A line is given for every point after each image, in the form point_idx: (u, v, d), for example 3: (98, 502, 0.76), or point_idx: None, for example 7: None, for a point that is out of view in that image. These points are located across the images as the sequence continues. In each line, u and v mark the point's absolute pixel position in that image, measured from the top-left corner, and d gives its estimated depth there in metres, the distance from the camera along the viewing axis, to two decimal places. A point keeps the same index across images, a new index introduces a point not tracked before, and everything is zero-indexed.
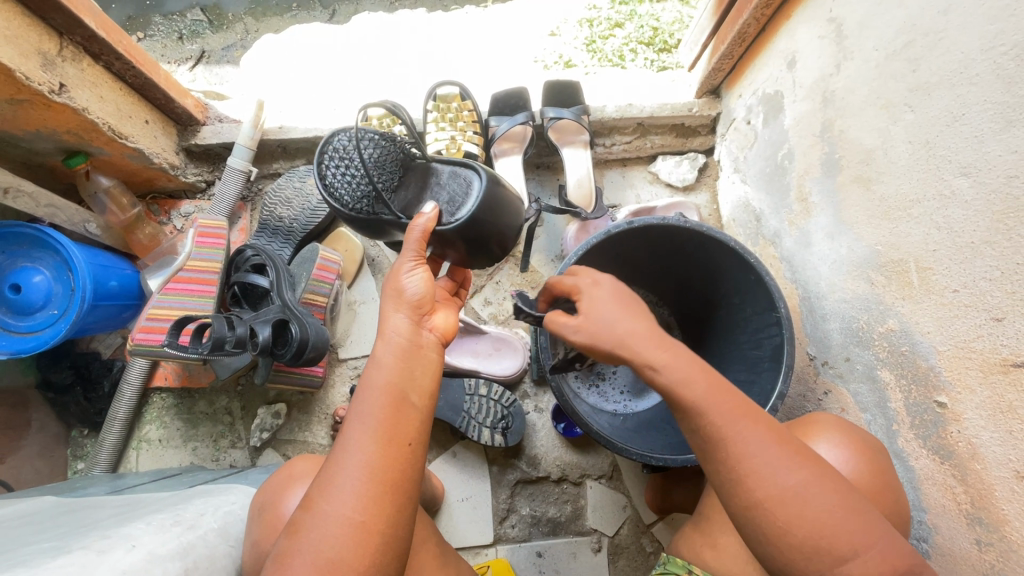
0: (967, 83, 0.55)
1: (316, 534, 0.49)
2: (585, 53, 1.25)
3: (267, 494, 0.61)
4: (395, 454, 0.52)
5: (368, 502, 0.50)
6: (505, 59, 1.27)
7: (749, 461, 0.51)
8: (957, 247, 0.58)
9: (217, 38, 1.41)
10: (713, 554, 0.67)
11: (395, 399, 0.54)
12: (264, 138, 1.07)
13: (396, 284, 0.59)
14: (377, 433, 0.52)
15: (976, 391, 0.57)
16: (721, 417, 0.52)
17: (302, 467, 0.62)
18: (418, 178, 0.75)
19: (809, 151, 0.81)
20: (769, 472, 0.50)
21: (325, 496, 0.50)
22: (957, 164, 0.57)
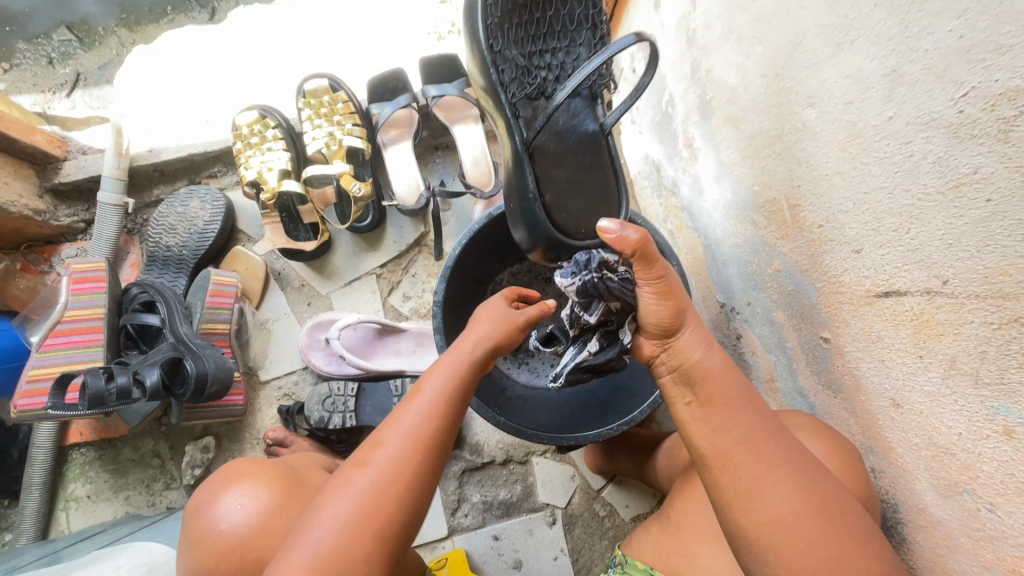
0: (799, 7, 0.51)
1: (352, 504, 0.49)
2: None
3: (203, 497, 0.63)
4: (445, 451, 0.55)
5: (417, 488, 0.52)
6: (394, 36, 1.20)
7: (771, 471, 0.46)
8: (816, 181, 0.56)
9: (91, 57, 1.27)
10: (687, 566, 0.61)
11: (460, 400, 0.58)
12: (133, 165, 1.00)
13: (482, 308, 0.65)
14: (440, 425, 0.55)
15: (851, 324, 0.56)
16: (753, 420, 0.49)
17: (240, 470, 0.63)
18: (571, 111, 0.64)
19: (686, 96, 0.78)
20: (782, 486, 0.46)
21: (364, 470, 0.51)
22: (804, 95, 0.54)
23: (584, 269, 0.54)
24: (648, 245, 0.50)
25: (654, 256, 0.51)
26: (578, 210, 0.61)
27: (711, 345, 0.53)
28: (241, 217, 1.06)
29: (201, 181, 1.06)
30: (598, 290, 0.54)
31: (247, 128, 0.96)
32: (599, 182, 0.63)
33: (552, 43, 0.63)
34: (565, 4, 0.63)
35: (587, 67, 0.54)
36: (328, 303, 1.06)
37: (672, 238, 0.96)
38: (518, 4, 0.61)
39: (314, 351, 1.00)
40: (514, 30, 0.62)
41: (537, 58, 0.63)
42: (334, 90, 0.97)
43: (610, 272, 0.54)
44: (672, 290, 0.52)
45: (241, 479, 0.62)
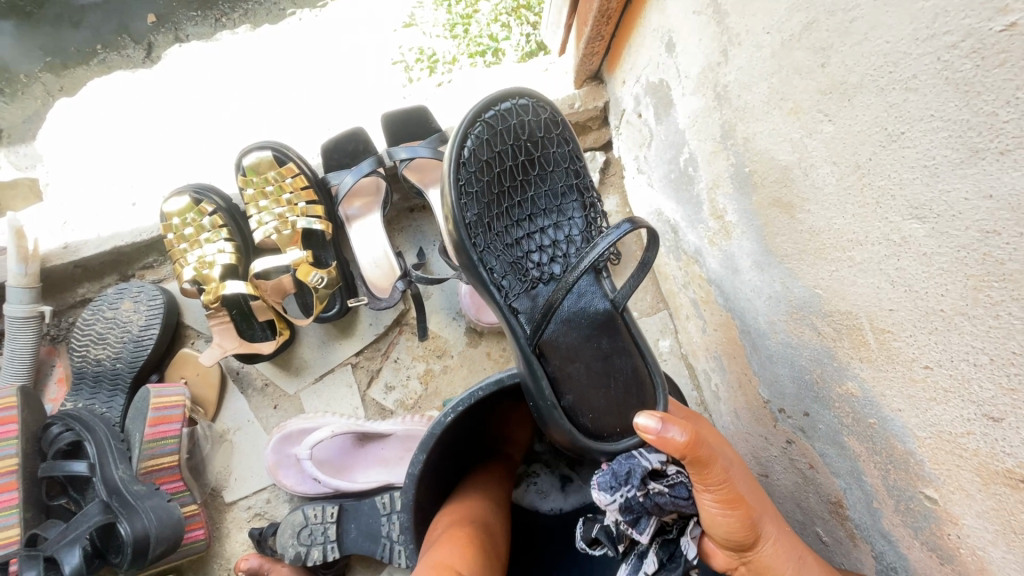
0: (900, 88, 0.36)
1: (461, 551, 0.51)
2: (449, 41, 1.09)
3: None
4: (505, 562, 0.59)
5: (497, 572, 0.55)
6: (356, 61, 1.10)
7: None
8: (922, 313, 0.41)
9: (14, 109, 1.18)
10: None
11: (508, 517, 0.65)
12: (46, 266, 0.83)
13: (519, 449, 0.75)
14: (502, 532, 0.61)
15: (975, 498, 0.42)
16: None
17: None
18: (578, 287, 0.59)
19: (713, 160, 0.63)
20: None
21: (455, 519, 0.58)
22: (905, 202, 0.39)
23: (624, 484, 0.44)
24: (696, 449, 0.38)
25: (712, 459, 0.40)
26: (603, 403, 0.55)
27: (805, 558, 0.41)
28: (187, 311, 0.90)
29: (134, 274, 0.89)
30: (646, 508, 0.45)
31: (179, 218, 0.80)
32: (623, 368, 0.56)
33: (538, 224, 0.64)
34: (545, 182, 0.66)
35: (585, 254, 0.51)
36: (298, 404, 0.91)
37: (697, 308, 0.82)
38: (498, 195, 0.63)
39: (283, 471, 0.86)
40: (499, 220, 0.63)
41: (525, 242, 0.63)
42: (280, 163, 0.81)
43: (657, 485, 0.45)
44: (736, 495, 0.41)
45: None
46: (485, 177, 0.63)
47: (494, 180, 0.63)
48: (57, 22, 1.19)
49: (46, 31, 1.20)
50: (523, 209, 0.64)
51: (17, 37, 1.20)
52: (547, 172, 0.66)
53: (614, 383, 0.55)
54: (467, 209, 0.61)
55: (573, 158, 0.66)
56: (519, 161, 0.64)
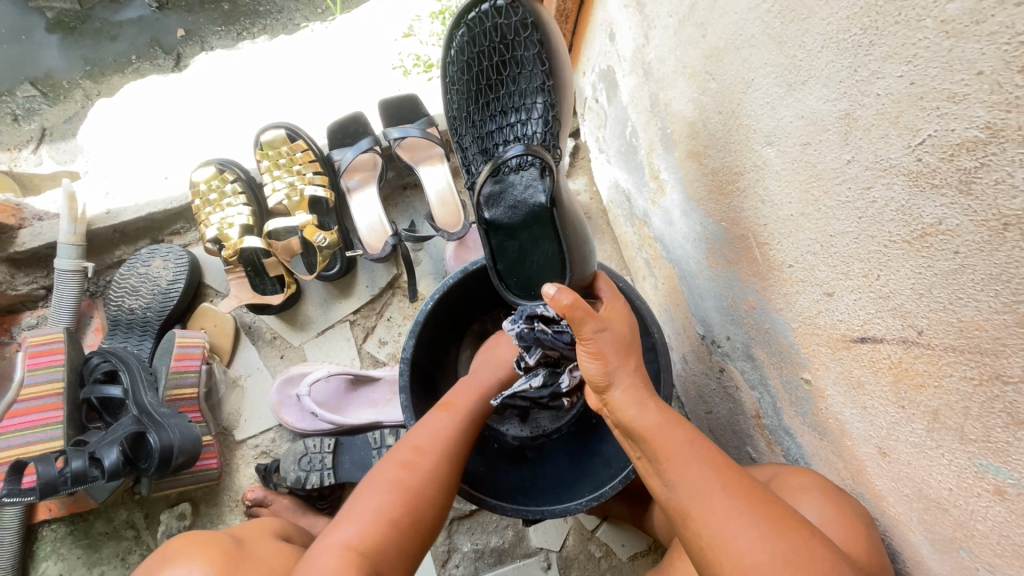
0: (747, 46, 0.49)
1: (364, 524, 0.55)
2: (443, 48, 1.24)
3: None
4: (446, 493, 0.61)
5: (416, 518, 0.57)
6: (361, 69, 1.25)
7: (730, 523, 0.46)
8: (782, 220, 0.53)
9: (57, 112, 1.32)
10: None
11: (462, 444, 0.64)
12: (91, 228, 0.97)
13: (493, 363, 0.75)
14: (444, 465, 0.61)
15: (830, 367, 0.53)
16: (702, 475, 0.50)
17: (174, 547, 0.59)
18: (523, 174, 0.65)
19: (647, 128, 0.76)
20: (744, 538, 0.45)
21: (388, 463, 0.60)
22: (761, 133, 0.52)
23: (521, 318, 0.68)
24: (573, 311, 0.54)
25: (585, 318, 0.55)
26: (534, 269, 0.68)
27: (645, 402, 0.56)
28: (208, 273, 1.04)
29: (164, 239, 1.03)
30: (533, 339, 0.68)
31: (205, 184, 0.94)
32: (546, 252, 0.66)
33: (506, 117, 0.69)
34: (516, 81, 0.68)
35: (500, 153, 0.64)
36: (302, 354, 1.03)
37: (650, 266, 0.94)
38: (473, 90, 0.70)
39: (285, 408, 0.98)
40: (472, 112, 0.70)
41: (492, 132, 0.69)
42: (293, 140, 0.95)
43: (542, 326, 0.67)
44: (600, 351, 0.56)
45: (170, 563, 0.57)
46: (465, 76, 0.70)
47: (472, 79, 0.70)
48: (97, 35, 1.35)
49: (87, 43, 1.35)
50: (493, 103, 0.70)
51: (63, 47, 1.35)
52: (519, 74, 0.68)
53: (534, 261, 0.67)
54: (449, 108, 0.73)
55: (543, 62, 0.67)
56: (494, 60, 0.68)
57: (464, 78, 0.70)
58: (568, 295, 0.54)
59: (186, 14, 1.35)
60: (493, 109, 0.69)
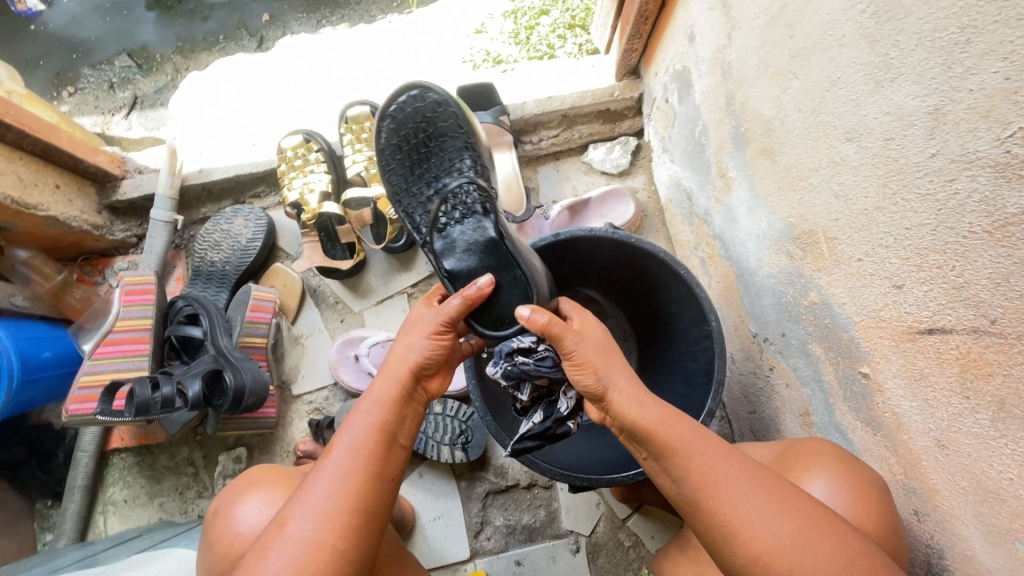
0: (837, 45, 0.52)
1: (287, 551, 0.54)
2: (513, 47, 1.29)
3: (222, 502, 0.71)
4: (374, 489, 0.58)
5: (339, 527, 0.56)
6: (434, 60, 1.32)
7: (742, 506, 0.50)
8: (855, 215, 0.55)
9: (148, 82, 1.43)
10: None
11: (384, 436, 0.61)
12: (184, 185, 1.06)
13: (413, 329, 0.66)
14: (362, 463, 0.58)
15: (892, 360, 0.55)
16: (707, 464, 0.53)
17: (259, 475, 0.72)
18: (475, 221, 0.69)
19: (719, 126, 0.79)
20: (754, 521, 0.49)
21: (298, 518, 0.56)
22: (842, 130, 0.54)
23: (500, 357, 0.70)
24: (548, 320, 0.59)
25: (563, 335, 0.57)
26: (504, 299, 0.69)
27: (644, 400, 0.56)
28: (282, 236, 1.11)
29: (245, 200, 1.11)
30: (519, 374, 0.70)
31: (292, 151, 1.01)
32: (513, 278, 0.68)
33: (426, 183, 0.71)
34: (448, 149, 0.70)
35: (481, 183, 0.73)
36: (360, 321, 1.09)
37: (705, 264, 0.96)
38: (411, 156, 0.71)
39: (343, 367, 1.04)
40: (401, 178, 0.71)
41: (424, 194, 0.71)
42: (375, 117, 1.01)
43: (523, 358, 0.69)
44: (587, 361, 0.57)
45: (256, 487, 0.69)
46: (398, 142, 0.71)
47: (403, 145, 0.71)
48: (190, 16, 1.45)
49: (180, 22, 1.45)
50: (410, 171, 0.71)
51: (158, 24, 1.45)
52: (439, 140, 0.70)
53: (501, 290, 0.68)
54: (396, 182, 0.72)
55: (460, 123, 0.69)
56: (422, 133, 0.70)
57: (391, 140, 0.71)
58: (544, 316, 0.57)
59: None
60: (402, 178, 0.71)
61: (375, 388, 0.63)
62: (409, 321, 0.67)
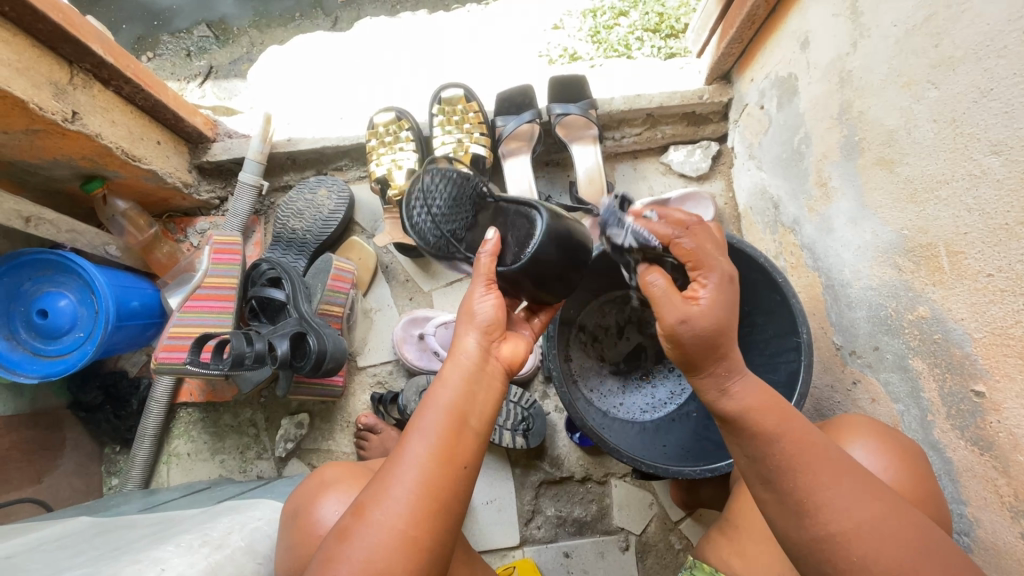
0: (994, 56, 0.52)
1: (365, 543, 0.49)
2: (590, 44, 1.21)
3: (301, 500, 0.62)
4: (450, 474, 0.53)
5: (418, 516, 0.50)
6: (509, 53, 1.24)
7: (821, 494, 0.50)
8: (991, 229, 0.55)
9: (224, 53, 1.44)
10: (743, 565, 0.65)
11: (458, 418, 0.54)
12: (273, 151, 1.08)
13: (469, 305, 0.60)
14: (437, 447, 0.53)
15: (1016, 379, 0.54)
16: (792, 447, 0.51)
17: (335, 475, 0.63)
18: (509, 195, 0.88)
19: (827, 134, 0.78)
20: (834, 508, 0.49)
21: (377, 504, 0.51)
22: (987, 142, 0.54)
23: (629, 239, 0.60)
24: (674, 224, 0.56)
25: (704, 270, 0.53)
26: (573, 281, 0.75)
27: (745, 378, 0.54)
28: (359, 210, 1.13)
29: (327, 172, 1.14)
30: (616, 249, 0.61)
31: (383, 127, 1.03)
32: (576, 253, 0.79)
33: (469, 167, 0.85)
34: None
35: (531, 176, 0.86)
36: (429, 300, 1.10)
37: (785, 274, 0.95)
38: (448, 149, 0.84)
39: (407, 345, 1.05)
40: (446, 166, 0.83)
41: None
42: (468, 100, 1.04)
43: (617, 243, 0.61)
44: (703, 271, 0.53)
45: (335, 484, 0.62)
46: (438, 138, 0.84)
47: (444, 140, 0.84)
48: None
49: None
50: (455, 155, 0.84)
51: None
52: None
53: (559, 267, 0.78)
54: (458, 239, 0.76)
55: None
56: None
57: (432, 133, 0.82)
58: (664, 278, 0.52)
59: None
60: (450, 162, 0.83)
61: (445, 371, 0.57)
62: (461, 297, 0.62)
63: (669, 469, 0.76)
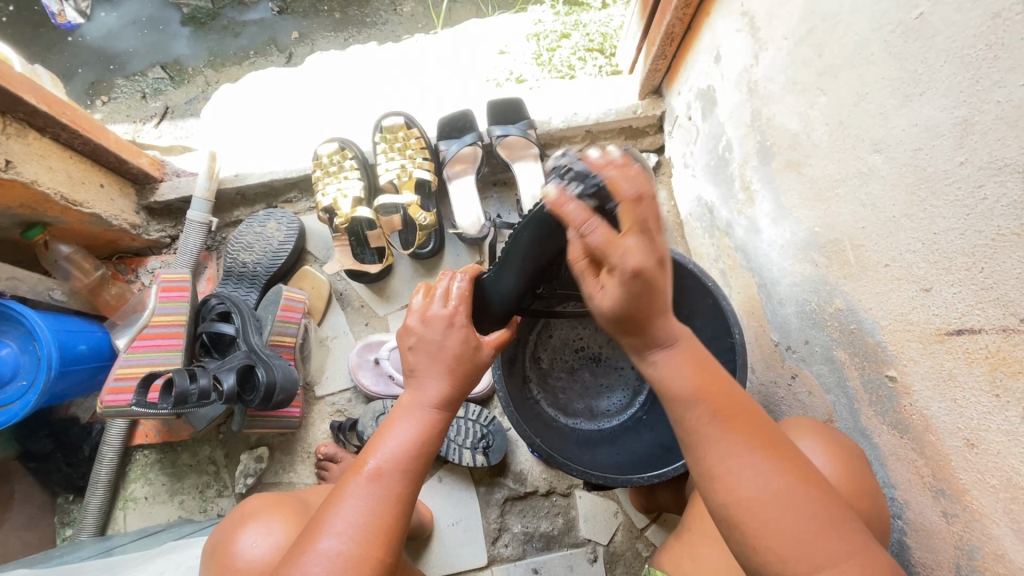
0: (865, 62, 0.56)
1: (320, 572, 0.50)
2: (535, 67, 1.25)
3: (219, 537, 0.62)
4: (404, 508, 0.55)
5: (376, 546, 0.52)
6: (456, 78, 1.28)
7: (733, 457, 0.48)
8: (882, 223, 0.58)
9: (180, 93, 1.46)
10: (694, 567, 0.63)
11: (421, 458, 0.57)
12: (221, 188, 1.09)
13: (459, 359, 0.58)
14: (401, 484, 0.55)
15: (919, 362, 0.57)
16: (722, 405, 0.50)
17: (254, 508, 0.63)
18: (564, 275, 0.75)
19: (745, 141, 0.82)
20: (742, 474, 0.47)
21: (331, 533, 0.52)
22: (870, 142, 0.57)
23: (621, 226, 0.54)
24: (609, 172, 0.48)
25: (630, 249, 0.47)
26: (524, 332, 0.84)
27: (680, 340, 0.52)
28: (311, 240, 1.14)
29: (277, 205, 1.15)
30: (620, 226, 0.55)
31: (328, 158, 1.06)
32: None
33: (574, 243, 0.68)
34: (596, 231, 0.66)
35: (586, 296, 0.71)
36: (384, 325, 1.11)
37: (725, 278, 0.98)
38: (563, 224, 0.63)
39: (363, 371, 1.05)
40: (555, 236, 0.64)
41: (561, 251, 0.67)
42: (409, 128, 1.07)
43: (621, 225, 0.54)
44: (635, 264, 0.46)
45: (257, 517, 0.61)
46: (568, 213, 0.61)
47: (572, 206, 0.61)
48: (222, 31, 1.48)
49: (214, 37, 1.48)
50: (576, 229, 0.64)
51: (192, 39, 1.48)
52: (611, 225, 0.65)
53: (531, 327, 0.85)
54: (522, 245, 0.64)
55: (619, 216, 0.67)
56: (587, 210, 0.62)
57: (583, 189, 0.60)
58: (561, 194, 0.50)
59: (301, 18, 1.47)
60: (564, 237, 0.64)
61: (412, 410, 0.57)
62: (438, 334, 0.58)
63: (620, 478, 0.76)
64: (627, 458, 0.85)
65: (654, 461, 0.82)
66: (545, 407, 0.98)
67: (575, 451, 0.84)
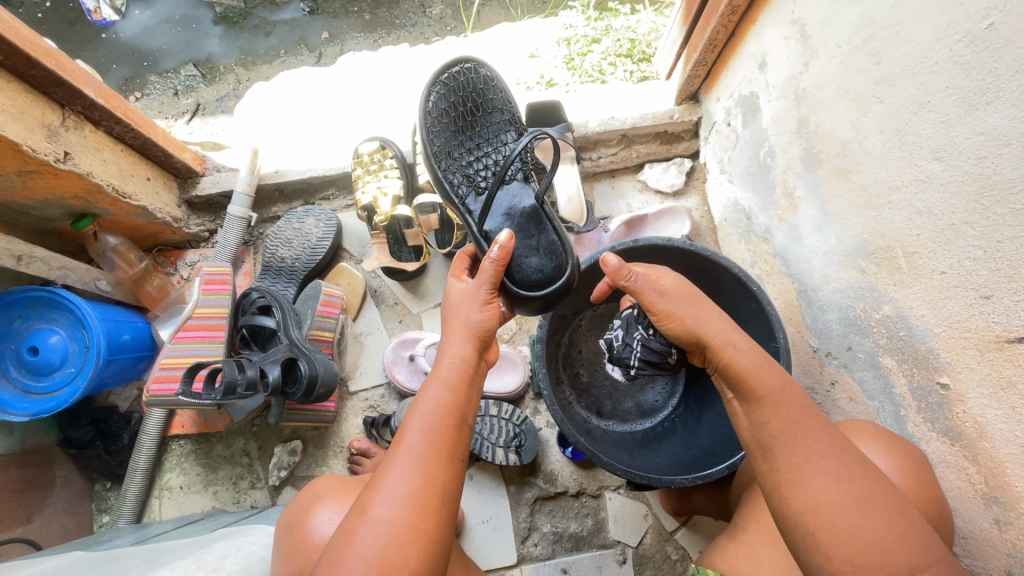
0: (927, 71, 0.57)
1: (372, 538, 0.51)
2: (566, 71, 1.26)
3: (296, 511, 0.65)
4: (450, 469, 0.56)
5: (422, 510, 0.53)
6: None
7: (809, 464, 0.51)
8: (939, 230, 0.58)
9: (211, 90, 1.48)
10: (751, 567, 0.63)
11: (455, 417, 0.58)
12: (261, 183, 1.11)
13: (468, 315, 0.64)
14: (436, 443, 0.56)
15: (976, 369, 0.57)
16: (791, 414, 0.54)
17: (326, 486, 0.66)
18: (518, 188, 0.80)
19: (789, 147, 0.83)
20: (821, 477, 0.50)
21: (378, 501, 0.53)
22: (930, 150, 0.58)
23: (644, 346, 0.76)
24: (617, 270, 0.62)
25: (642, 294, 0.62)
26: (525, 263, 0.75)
27: (739, 346, 0.58)
28: (347, 237, 1.16)
29: (314, 202, 1.17)
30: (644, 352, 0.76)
31: (368, 156, 1.08)
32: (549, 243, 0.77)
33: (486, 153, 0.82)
34: (489, 119, 0.83)
35: (517, 148, 0.72)
36: (418, 322, 1.13)
37: (761, 283, 0.98)
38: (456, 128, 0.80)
39: (397, 367, 1.06)
40: (455, 146, 0.80)
41: (477, 163, 0.81)
42: None
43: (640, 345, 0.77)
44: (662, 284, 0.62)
45: (330, 498, 0.64)
46: (443, 119, 0.79)
47: (450, 121, 0.80)
48: (254, 31, 1.50)
49: (245, 36, 1.50)
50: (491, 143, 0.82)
51: (224, 38, 1.50)
52: (498, 109, 0.82)
53: (536, 253, 0.76)
54: (431, 143, 0.78)
55: (506, 101, 0.83)
56: (467, 107, 0.82)
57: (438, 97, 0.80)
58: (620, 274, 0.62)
59: (332, 19, 1.49)
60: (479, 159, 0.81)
61: (437, 371, 0.60)
62: (454, 302, 0.66)
63: (663, 478, 0.76)
64: (667, 461, 0.85)
65: (697, 464, 0.81)
66: (579, 408, 0.99)
67: (612, 451, 0.84)
